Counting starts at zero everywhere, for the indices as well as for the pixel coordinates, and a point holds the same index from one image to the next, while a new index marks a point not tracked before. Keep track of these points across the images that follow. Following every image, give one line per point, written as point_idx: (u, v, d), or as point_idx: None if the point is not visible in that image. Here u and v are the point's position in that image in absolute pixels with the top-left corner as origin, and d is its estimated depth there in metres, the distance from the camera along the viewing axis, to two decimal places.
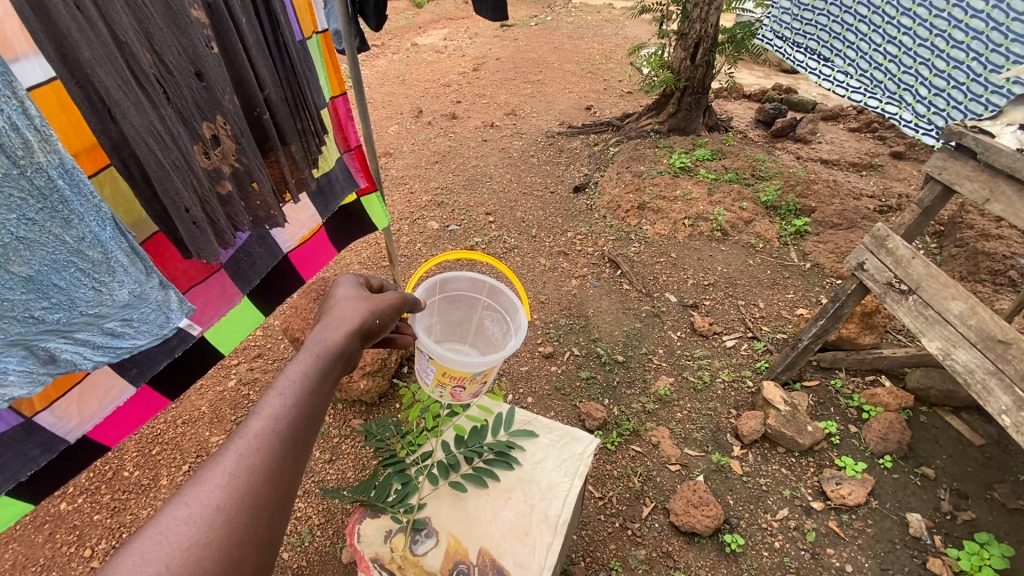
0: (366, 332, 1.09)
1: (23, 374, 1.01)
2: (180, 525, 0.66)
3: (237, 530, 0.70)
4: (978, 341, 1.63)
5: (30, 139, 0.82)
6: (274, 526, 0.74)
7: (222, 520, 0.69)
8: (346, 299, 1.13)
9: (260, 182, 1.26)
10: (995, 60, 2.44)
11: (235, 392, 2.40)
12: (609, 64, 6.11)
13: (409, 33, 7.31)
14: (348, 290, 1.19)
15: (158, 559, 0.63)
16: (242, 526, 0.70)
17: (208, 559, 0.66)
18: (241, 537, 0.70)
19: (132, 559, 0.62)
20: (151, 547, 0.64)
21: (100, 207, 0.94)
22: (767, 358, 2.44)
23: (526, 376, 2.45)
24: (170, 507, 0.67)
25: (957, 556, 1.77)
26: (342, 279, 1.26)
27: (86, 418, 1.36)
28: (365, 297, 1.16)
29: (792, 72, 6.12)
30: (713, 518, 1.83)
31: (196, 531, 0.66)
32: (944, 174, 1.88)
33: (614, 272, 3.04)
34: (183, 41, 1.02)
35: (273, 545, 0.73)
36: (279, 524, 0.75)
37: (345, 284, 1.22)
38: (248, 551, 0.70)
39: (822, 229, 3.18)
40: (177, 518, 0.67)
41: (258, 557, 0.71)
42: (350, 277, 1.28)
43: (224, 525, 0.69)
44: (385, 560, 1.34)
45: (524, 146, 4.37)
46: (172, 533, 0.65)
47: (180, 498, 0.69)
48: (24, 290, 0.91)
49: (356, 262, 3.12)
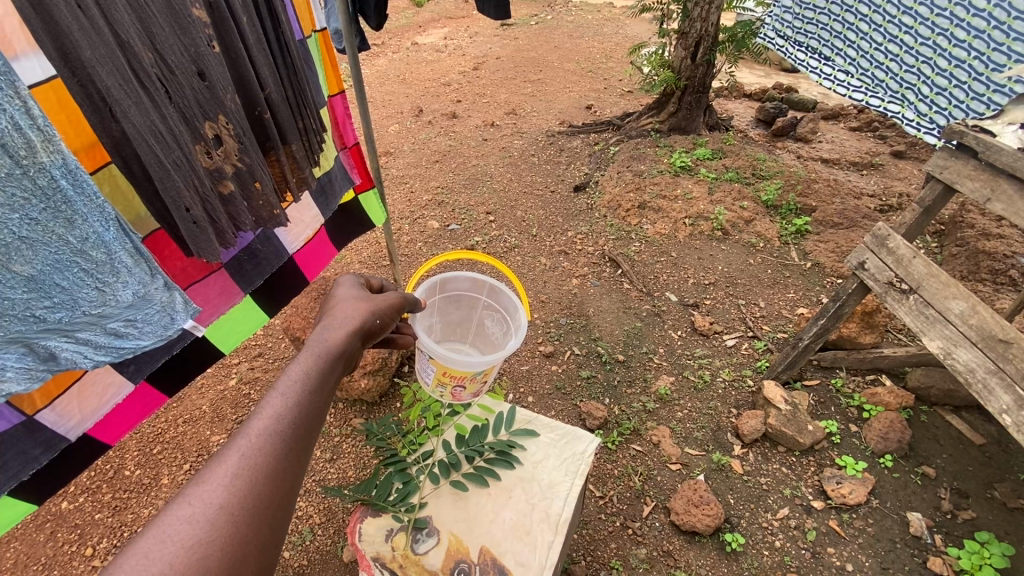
0: (366, 332, 1.09)
1: (22, 371, 1.01)
2: (182, 524, 0.66)
3: (239, 530, 0.70)
4: (978, 340, 1.63)
5: (33, 138, 0.82)
6: (276, 525, 0.74)
7: (226, 520, 0.69)
8: (346, 299, 1.14)
9: (262, 181, 1.26)
10: (997, 59, 2.43)
11: (236, 391, 2.40)
12: (609, 63, 6.10)
13: (409, 32, 7.30)
14: (348, 290, 1.19)
15: (162, 559, 0.63)
16: (245, 526, 0.70)
17: (211, 558, 0.66)
18: (243, 537, 0.70)
19: (136, 558, 0.62)
20: (155, 546, 0.64)
21: (104, 207, 0.94)
22: (767, 357, 2.44)
23: (526, 375, 2.45)
24: (172, 507, 0.67)
25: (957, 555, 1.77)
26: (342, 279, 1.26)
27: (86, 416, 1.36)
28: (365, 297, 1.16)
29: (792, 71, 6.12)
30: (713, 518, 1.83)
31: (199, 531, 0.67)
32: (945, 174, 1.88)
33: (614, 271, 3.03)
34: (185, 40, 1.02)
35: (275, 544, 0.73)
36: (281, 523, 0.75)
37: (346, 284, 1.22)
38: (250, 551, 0.70)
39: (822, 229, 3.18)
40: (180, 518, 0.67)
41: (261, 557, 0.71)
42: (351, 277, 1.28)
43: (227, 524, 0.69)
44: (386, 559, 1.34)
45: (524, 145, 4.37)
46: (175, 533, 0.65)
47: (183, 498, 0.69)
48: (26, 290, 0.91)
49: (356, 261, 3.13)
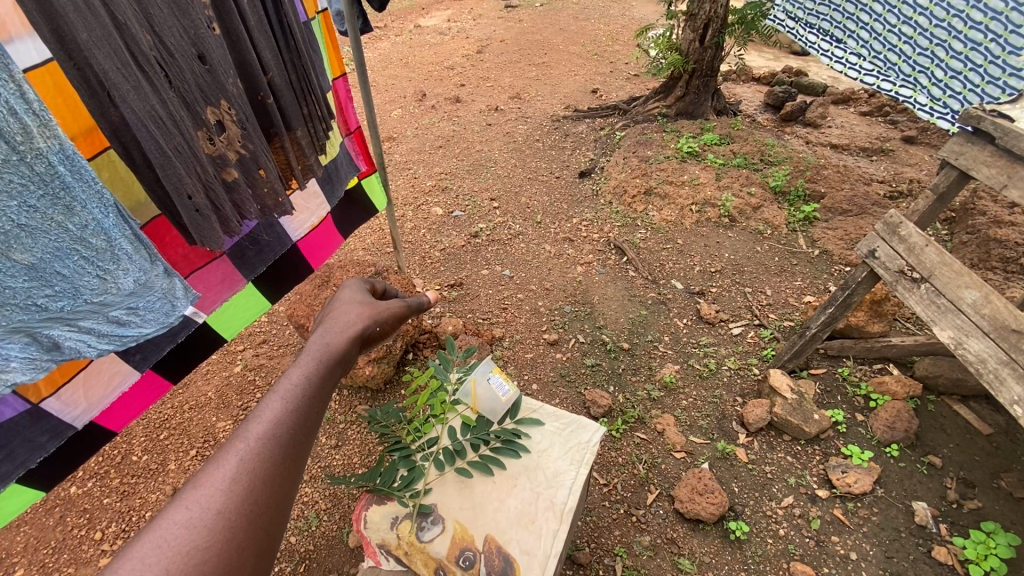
0: (366, 337, 1.09)
1: (26, 361, 0.99)
2: (179, 528, 0.64)
3: (237, 536, 0.67)
4: (991, 330, 1.60)
5: (29, 123, 0.80)
6: (274, 533, 0.71)
7: (223, 525, 0.66)
8: (347, 305, 1.13)
9: (267, 169, 1.24)
10: (1015, 41, 2.27)
11: (241, 377, 2.41)
12: (615, 46, 6.00)
13: (411, 15, 7.18)
14: (350, 294, 1.19)
15: (158, 563, 0.60)
16: (242, 531, 0.67)
17: (208, 564, 0.63)
18: (241, 544, 0.66)
19: (131, 562, 0.59)
20: (151, 551, 0.61)
21: (103, 194, 0.92)
22: (774, 346, 2.42)
23: (531, 363, 2.44)
24: (169, 510, 0.65)
25: (962, 545, 1.76)
26: (347, 282, 1.27)
27: (93, 404, 1.35)
28: (367, 302, 1.16)
29: (802, 54, 6.01)
30: (717, 506, 1.84)
31: (196, 535, 0.64)
32: (961, 160, 1.83)
33: (619, 258, 3.01)
34: (184, 22, 1.00)
35: (273, 552, 0.70)
36: (280, 530, 0.72)
37: (349, 290, 1.22)
38: (246, 556, 0.66)
39: (831, 216, 3.13)
40: (176, 522, 0.64)
41: (258, 563, 0.67)
42: (353, 282, 1.28)
43: (224, 530, 0.66)
44: (392, 546, 1.38)
45: (528, 130, 4.32)
46: (173, 538, 0.63)
47: (180, 501, 0.67)
48: (27, 278, 0.89)
49: (360, 248, 3.13)
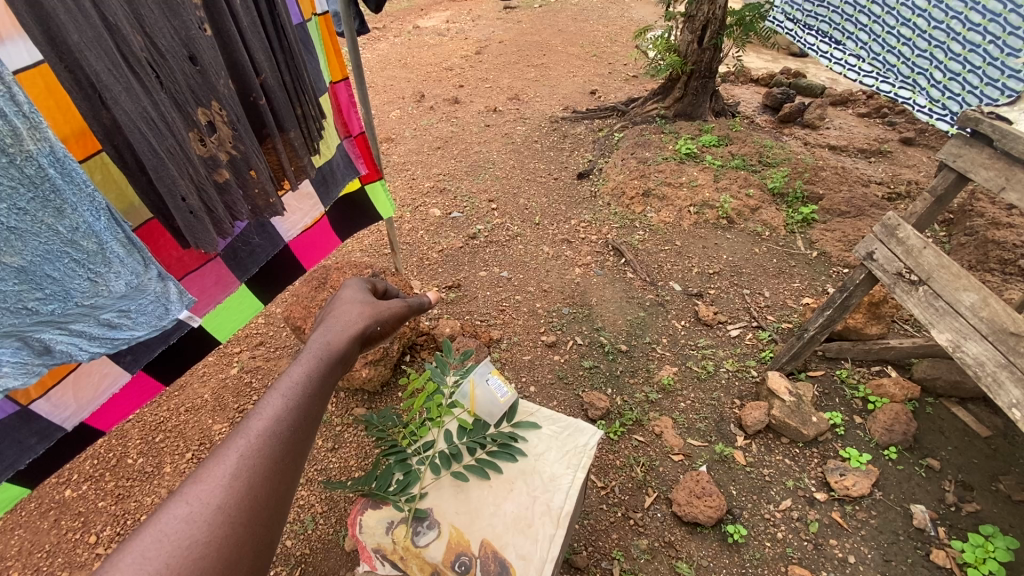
0: (366, 337, 1.08)
1: (18, 366, 0.98)
2: (179, 522, 0.63)
3: (236, 531, 0.66)
4: (989, 333, 1.59)
5: (19, 126, 0.79)
6: (274, 530, 0.70)
7: (222, 520, 0.65)
8: (348, 304, 1.13)
9: (258, 170, 1.23)
10: (1013, 43, 2.29)
11: (238, 379, 2.40)
12: (614, 47, 6.00)
13: (409, 16, 7.16)
14: (352, 293, 1.18)
15: (158, 557, 0.59)
16: (241, 527, 0.66)
17: (206, 559, 0.62)
18: (240, 539, 0.65)
19: (130, 556, 0.58)
20: (151, 545, 0.60)
21: (94, 196, 0.92)
22: (772, 348, 2.42)
23: (528, 365, 2.43)
24: (170, 504, 0.64)
25: (961, 548, 1.75)
26: (348, 281, 1.26)
27: (83, 405, 1.34)
28: (368, 301, 1.15)
29: (801, 56, 6.02)
30: (715, 509, 1.83)
31: (196, 530, 0.63)
32: (959, 162, 1.82)
33: (618, 260, 3.00)
34: (176, 23, 0.98)
35: (271, 549, 0.68)
36: (278, 528, 0.70)
37: (350, 289, 1.21)
38: (245, 553, 0.65)
39: (829, 217, 3.13)
40: (176, 517, 0.63)
41: (257, 561, 0.66)
42: (356, 280, 1.27)
43: (224, 525, 0.65)
44: (387, 551, 1.35)
45: (527, 131, 4.31)
46: (171, 532, 0.62)
47: (179, 496, 0.66)
48: (16, 281, 0.88)
49: (358, 249, 3.12)
